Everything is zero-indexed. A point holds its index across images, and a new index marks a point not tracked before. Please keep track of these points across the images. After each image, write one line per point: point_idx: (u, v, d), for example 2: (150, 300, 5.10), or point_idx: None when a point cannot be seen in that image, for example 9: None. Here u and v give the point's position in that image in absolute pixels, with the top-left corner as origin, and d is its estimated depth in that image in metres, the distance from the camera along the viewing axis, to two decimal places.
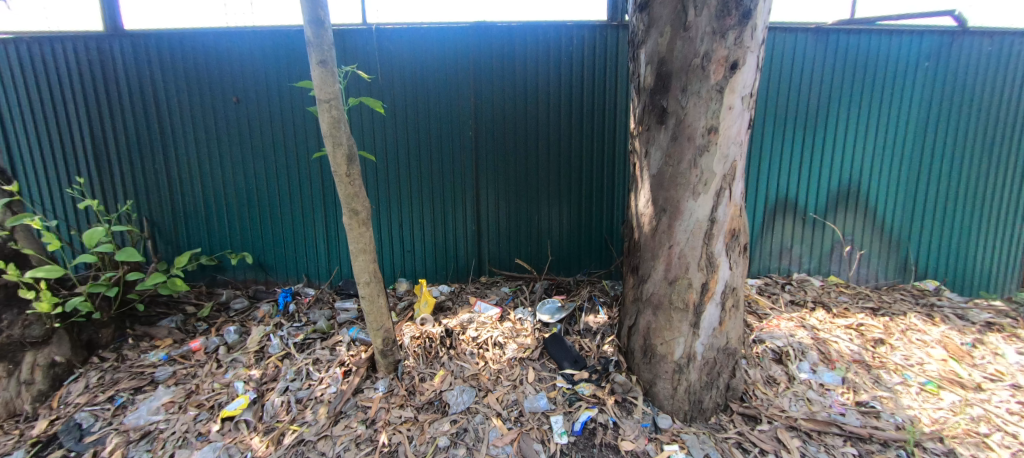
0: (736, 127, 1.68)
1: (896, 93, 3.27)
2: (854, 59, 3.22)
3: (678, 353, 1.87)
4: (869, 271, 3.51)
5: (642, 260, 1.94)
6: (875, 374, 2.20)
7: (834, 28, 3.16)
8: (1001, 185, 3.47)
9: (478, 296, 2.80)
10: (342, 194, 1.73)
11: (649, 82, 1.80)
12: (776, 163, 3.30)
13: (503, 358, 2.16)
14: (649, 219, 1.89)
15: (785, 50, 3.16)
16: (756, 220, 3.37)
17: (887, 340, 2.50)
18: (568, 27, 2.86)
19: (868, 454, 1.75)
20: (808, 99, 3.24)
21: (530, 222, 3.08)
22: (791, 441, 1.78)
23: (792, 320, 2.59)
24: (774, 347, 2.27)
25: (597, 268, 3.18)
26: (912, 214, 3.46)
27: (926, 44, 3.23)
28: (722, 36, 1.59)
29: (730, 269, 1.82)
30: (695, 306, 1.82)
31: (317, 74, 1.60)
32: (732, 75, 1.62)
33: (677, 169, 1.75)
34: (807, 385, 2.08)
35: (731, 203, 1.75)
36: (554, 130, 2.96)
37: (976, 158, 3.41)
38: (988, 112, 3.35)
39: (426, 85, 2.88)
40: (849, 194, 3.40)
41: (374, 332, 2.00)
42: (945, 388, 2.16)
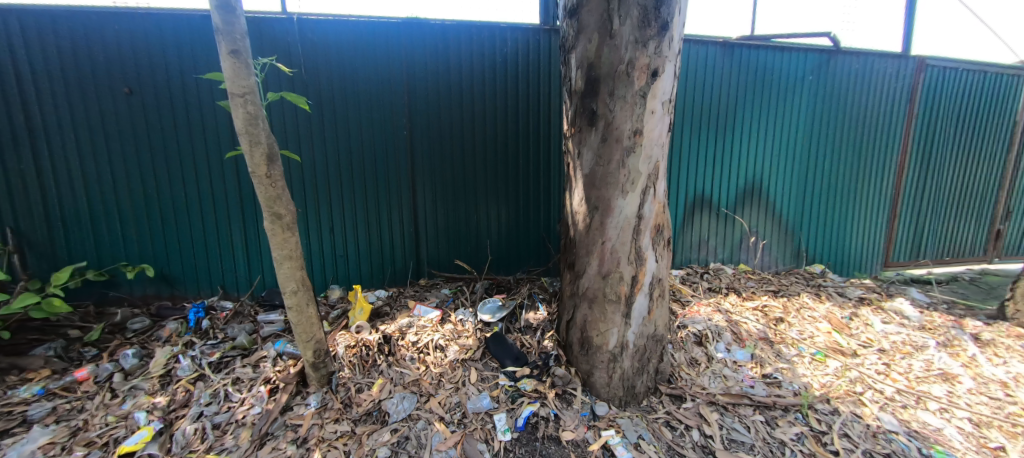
0: (658, 130, 1.81)
1: (788, 102, 3.74)
2: (755, 71, 3.61)
3: (613, 343, 1.97)
4: (770, 258, 3.98)
5: (577, 256, 2.02)
6: (777, 348, 2.49)
7: (737, 43, 3.52)
8: (867, 182, 4.12)
9: (417, 299, 2.73)
10: (261, 197, 1.59)
11: (579, 86, 1.87)
12: (693, 163, 3.60)
13: (444, 361, 2.13)
14: (583, 217, 1.97)
15: (699, 60, 3.45)
16: (678, 215, 3.65)
17: (785, 318, 2.84)
18: (501, 29, 2.89)
19: (773, 419, 1.98)
20: (719, 105, 3.58)
21: (469, 223, 3.07)
22: (711, 415, 1.96)
23: (709, 305, 2.86)
24: (695, 330, 2.48)
25: (536, 265, 3.27)
26: (803, 208, 3.98)
27: (810, 61, 3.73)
28: (644, 45, 1.71)
29: (656, 261, 1.95)
30: (626, 297, 1.93)
31: (228, 65, 1.46)
32: (653, 82, 1.74)
33: (607, 168, 1.84)
34: (723, 363, 2.30)
35: (656, 200, 1.89)
36: (491, 130, 2.97)
37: (849, 158, 4.01)
38: (856, 120, 3.94)
39: (356, 81, 2.74)
40: (753, 191, 3.81)
41: (303, 344, 1.86)
42: (830, 356, 2.51)
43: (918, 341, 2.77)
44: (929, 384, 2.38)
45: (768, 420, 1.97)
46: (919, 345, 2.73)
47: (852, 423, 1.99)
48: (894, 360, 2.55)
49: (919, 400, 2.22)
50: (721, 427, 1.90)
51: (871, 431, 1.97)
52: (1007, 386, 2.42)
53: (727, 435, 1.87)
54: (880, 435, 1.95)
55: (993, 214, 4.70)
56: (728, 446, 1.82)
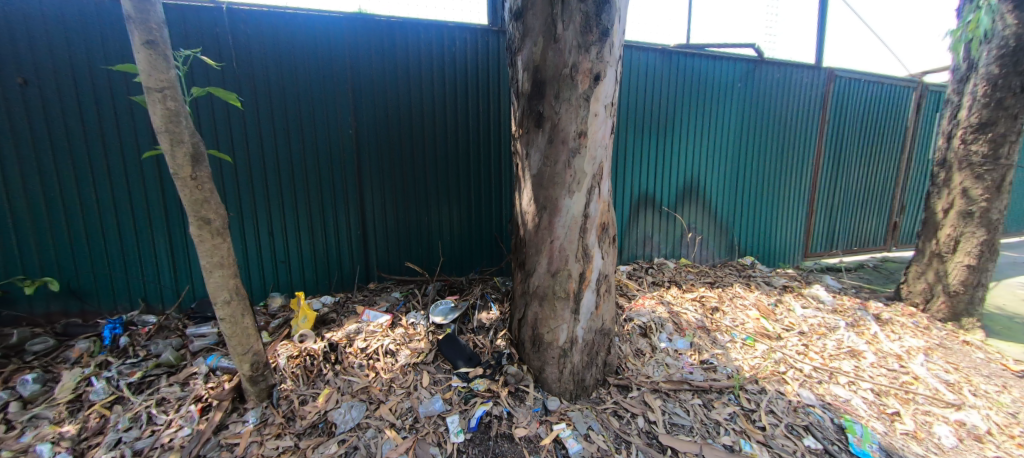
0: (601, 132, 1.89)
1: (719, 107, 4.03)
2: (691, 78, 3.85)
3: (563, 339, 2.03)
4: (707, 252, 4.27)
5: (528, 255, 2.06)
6: (713, 336, 2.68)
7: (675, 50, 3.74)
8: (788, 180, 4.53)
9: (367, 304, 2.65)
10: (186, 201, 1.47)
11: (526, 88, 1.91)
12: (637, 163, 3.78)
13: (395, 366, 2.08)
14: (532, 217, 2.01)
15: (640, 66, 3.62)
16: (624, 213, 3.81)
17: (720, 308, 3.07)
18: (450, 29, 2.86)
19: (709, 402, 2.13)
20: (659, 109, 3.78)
21: (420, 224, 3.01)
22: (655, 401, 2.07)
23: (653, 298, 3.02)
24: (640, 323, 2.61)
25: (488, 265, 3.28)
26: (734, 205, 4.30)
27: (738, 69, 4.03)
28: (586, 49, 1.77)
29: (602, 258, 2.03)
30: (575, 293, 2.00)
31: (143, 56, 1.33)
32: (596, 86, 1.81)
33: (554, 169, 1.89)
34: (665, 352, 2.44)
35: (601, 199, 1.96)
36: (440, 130, 2.93)
37: (773, 159, 4.39)
38: (779, 124, 4.33)
39: (295, 77, 2.60)
40: (691, 190, 4.07)
41: (239, 357, 1.74)
42: (759, 340, 2.74)
43: (831, 323, 3.10)
44: (840, 360, 2.67)
45: (705, 403, 2.12)
46: (831, 326, 3.05)
47: (777, 400, 2.19)
48: (812, 341, 2.83)
49: (831, 375, 2.49)
50: (663, 413, 2.01)
51: (792, 406, 2.17)
52: (901, 359, 2.77)
53: (669, 419, 1.99)
54: (800, 409, 2.16)
55: (891, 208, 5.35)
56: (671, 430, 1.93)
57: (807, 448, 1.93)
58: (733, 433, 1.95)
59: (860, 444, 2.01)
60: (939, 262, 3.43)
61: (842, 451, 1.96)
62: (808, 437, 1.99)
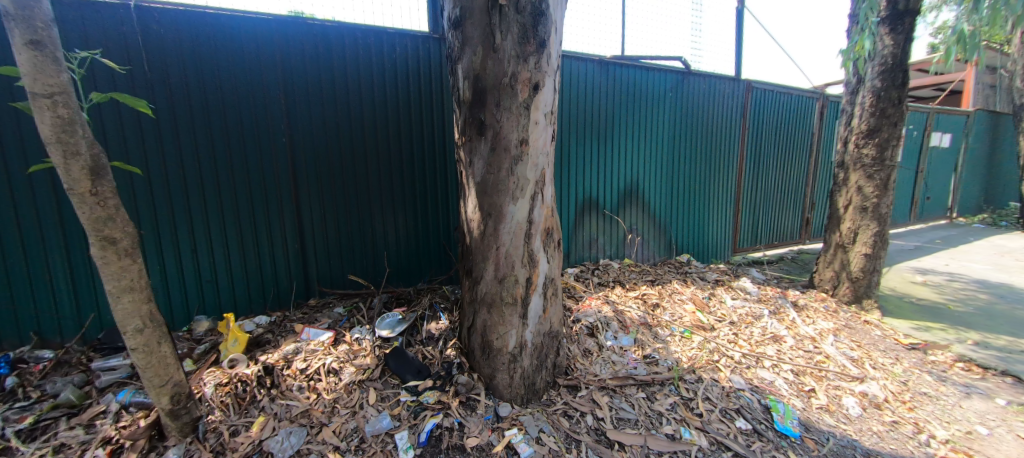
0: (542, 139, 1.94)
1: (653, 115, 4.28)
2: (627, 87, 4.06)
3: (512, 344, 2.04)
4: (648, 251, 4.51)
5: (475, 262, 2.06)
6: (654, 331, 2.83)
7: (611, 61, 3.92)
8: (716, 181, 4.91)
9: (307, 322, 2.50)
10: (85, 220, 1.31)
11: (467, 96, 1.92)
12: (580, 168, 3.91)
13: (339, 385, 1.98)
14: (477, 224, 2.01)
15: (580, 75, 3.75)
16: (570, 217, 3.91)
17: (660, 304, 3.24)
18: (389, 35, 2.81)
19: (652, 394, 2.24)
20: (599, 117, 3.95)
21: (363, 235, 2.90)
22: (602, 398, 2.14)
23: (599, 298, 3.13)
24: (587, 323, 2.69)
25: (438, 274, 3.23)
26: (670, 206, 4.58)
27: (668, 80, 4.32)
28: (524, 59, 1.81)
29: (548, 262, 2.07)
30: (522, 298, 2.02)
31: (25, 58, 1.17)
32: (536, 95, 1.86)
33: (498, 176, 1.91)
34: (611, 349, 2.53)
35: (544, 204, 2.01)
36: (383, 138, 2.86)
37: (702, 162, 4.74)
38: (706, 130, 4.68)
39: (218, 82, 2.41)
40: (631, 193, 4.29)
41: (156, 391, 1.57)
42: (695, 333, 2.93)
43: (756, 312, 3.38)
44: (765, 346, 2.92)
45: (648, 395, 2.22)
46: (757, 315, 3.33)
47: (712, 388, 2.35)
48: (740, 330, 3.08)
49: (758, 361, 2.72)
50: (611, 409, 2.09)
51: (725, 391, 2.35)
52: (815, 340, 3.09)
53: (616, 414, 2.06)
54: (732, 394, 2.33)
55: (802, 205, 5.96)
56: (618, 425, 2.01)
57: (739, 430, 2.09)
58: (674, 422, 2.06)
59: (783, 421, 2.20)
60: (843, 252, 3.88)
61: (769, 429, 2.14)
62: (739, 419, 2.16)
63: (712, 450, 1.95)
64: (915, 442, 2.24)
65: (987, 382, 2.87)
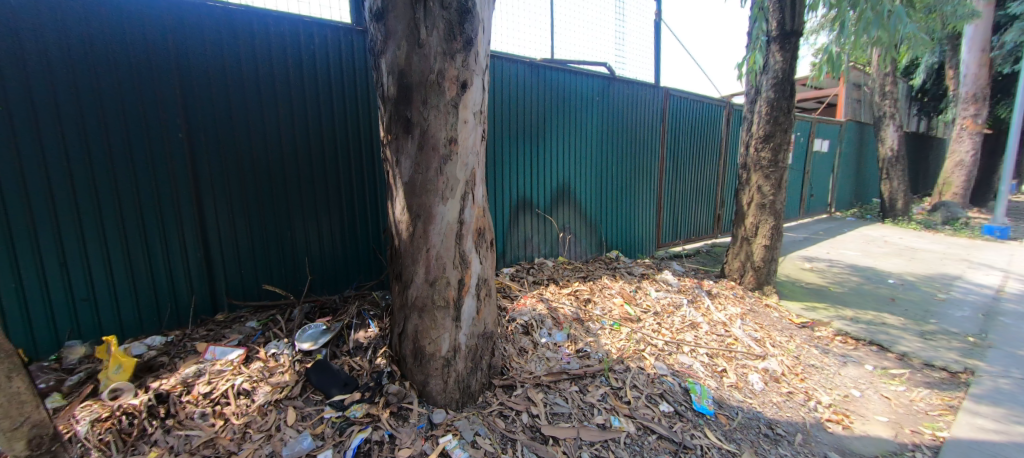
0: (471, 139, 1.91)
1: (582, 118, 4.44)
2: (557, 90, 4.17)
3: (445, 348, 1.99)
4: (580, 249, 4.67)
5: (404, 266, 1.98)
6: (586, 326, 2.93)
7: (541, 64, 4.00)
8: (640, 180, 5.22)
9: (213, 340, 2.23)
10: None
11: (392, 92, 1.83)
12: (514, 169, 3.94)
13: (251, 408, 1.79)
14: (406, 226, 1.94)
15: (511, 77, 3.78)
16: (504, 218, 3.93)
17: (591, 299, 3.38)
18: (306, 23, 2.61)
19: (584, 386, 2.31)
20: (530, 118, 4.01)
21: (280, 241, 2.67)
22: (537, 395, 2.17)
23: (534, 297, 3.17)
24: (522, 322, 2.71)
25: (367, 279, 3.07)
26: (599, 204, 4.79)
27: (595, 84, 4.50)
28: (451, 57, 1.77)
29: (480, 263, 2.05)
30: (455, 301, 1.97)
31: None
32: (464, 93, 1.83)
33: (426, 176, 1.85)
34: (545, 346, 2.58)
35: (475, 205, 1.98)
36: (301, 136, 2.65)
37: (627, 162, 5.01)
38: (630, 133, 4.96)
39: (92, 66, 2.06)
40: (562, 193, 4.41)
41: (7, 436, 1.24)
42: (623, 325, 3.08)
43: (676, 302, 3.65)
44: (684, 333, 3.16)
45: (581, 388, 2.29)
46: (677, 304, 3.60)
47: (639, 376, 2.48)
48: (663, 319, 3.31)
49: (678, 347, 2.93)
50: (545, 405, 2.12)
51: (650, 378, 2.50)
52: (726, 325, 3.41)
53: (550, 410, 2.09)
54: (656, 380, 2.48)
55: (714, 202, 6.55)
56: (552, 420, 2.04)
57: (662, 413, 2.23)
58: (604, 412, 2.14)
59: (700, 400, 2.39)
60: (747, 245, 4.32)
61: (688, 410, 2.30)
62: (663, 403, 2.30)
63: (639, 435, 2.05)
64: (806, 409, 2.55)
65: (859, 352, 3.36)
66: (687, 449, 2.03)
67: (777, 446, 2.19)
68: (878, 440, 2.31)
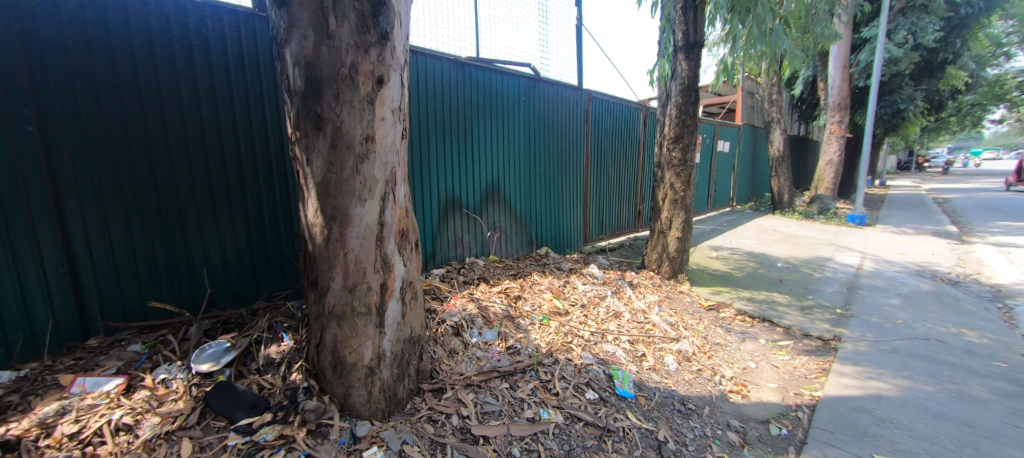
0: (390, 137, 1.84)
1: (508, 117, 4.48)
2: (483, 88, 4.16)
3: (368, 357, 1.89)
4: (510, 246, 4.73)
5: (319, 272, 1.85)
6: (516, 322, 2.97)
7: (466, 62, 3.96)
8: (565, 178, 5.40)
9: (83, 370, 1.90)
10: None
11: (299, 85, 1.70)
12: (441, 168, 3.86)
13: (134, 444, 1.55)
14: (320, 229, 1.81)
15: (436, 74, 3.70)
16: (432, 217, 3.84)
17: (521, 295, 3.43)
18: (194, 5, 2.32)
19: (514, 382, 2.34)
20: (457, 116, 3.96)
21: (171, 251, 2.33)
22: (467, 396, 2.15)
23: (464, 296, 3.14)
24: (452, 323, 2.67)
25: (280, 289, 2.82)
26: (528, 202, 4.88)
27: (521, 84, 4.57)
28: (365, 51, 1.68)
29: (404, 265, 1.98)
30: (377, 306, 1.88)
31: None
32: (380, 89, 1.75)
33: (341, 176, 1.74)
34: (476, 346, 2.57)
35: (396, 205, 1.91)
36: (194, 131, 2.35)
37: (553, 161, 5.16)
38: (554, 132, 5.10)
39: None
40: (491, 192, 4.43)
41: None
42: (552, 319, 3.17)
43: (602, 294, 3.84)
44: (608, 323, 3.35)
45: (511, 385, 2.32)
46: (602, 295, 3.80)
47: (566, 367, 2.58)
48: (590, 311, 3.47)
49: (603, 336, 3.09)
50: (476, 404, 2.11)
51: (577, 368, 2.60)
52: (645, 312, 3.66)
53: (480, 409, 2.09)
54: (583, 369, 2.59)
55: (634, 199, 7.01)
56: (483, 419, 2.03)
57: (589, 400, 2.33)
58: (534, 406, 2.19)
59: (622, 385, 2.54)
60: (663, 237, 4.68)
61: (611, 395, 2.44)
62: (589, 391, 2.41)
63: (567, 424, 2.12)
64: (712, 383, 2.83)
65: (755, 328, 3.80)
66: (611, 432, 2.14)
67: (688, 420, 2.40)
68: (770, 405, 2.64)
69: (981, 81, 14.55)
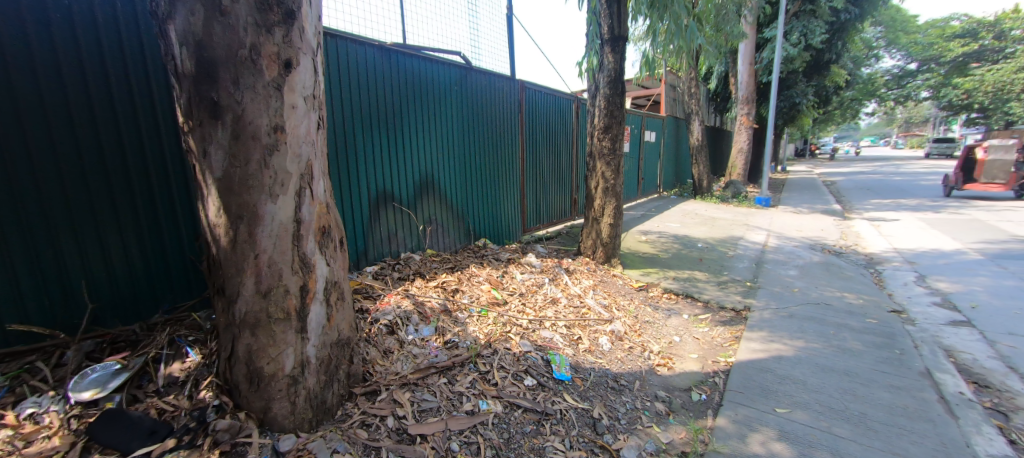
0: (303, 127, 1.69)
1: (440, 106, 4.35)
2: (412, 76, 3.99)
3: (290, 366, 1.76)
4: (447, 240, 4.64)
5: (226, 278, 1.67)
6: (454, 316, 2.93)
7: (392, 48, 3.77)
8: (501, 168, 5.39)
9: None
10: None
11: (188, 68, 1.49)
12: (370, 160, 3.66)
13: None
14: (224, 230, 1.63)
15: (359, 60, 3.49)
16: (362, 212, 3.64)
17: (459, 289, 3.39)
18: None
19: (453, 376, 2.31)
20: (385, 106, 3.77)
21: (36, 265, 1.97)
22: (403, 395, 2.08)
23: (399, 293, 3.03)
24: (386, 321, 2.57)
25: (185, 298, 2.53)
26: (463, 194, 4.81)
27: (452, 72, 4.45)
28: (268, 31, 1.52)
29: (327, 265, 1.85)
30: (297, 311, 1.75)
31: None
32: (288, 74, 1.60)
33: (246, 170, 1.57)
34: (412, 343, 2.49)
35: (314, 201, 1.77)
36: (60, 119, 1.99)
37: (488, 152, 5.12)
38: (488, 122, 5.05)
39: None
40: (425, 184, 4.29)
41: None
42: (490, 310, 3.18)
43: (539, 282, 3.92)
44: (545, 309, 3.43)
45: (450, 379, 2.28)
46: (540, 283, 3.88)
47: (505, 356, 2.59)
48: (527, 299, 3.53)
49: (540, 323, 3.16)
50: (412, 403, 2.05)
51: (516, 357, 2.63)
52: (580, 297, 3.80)
53: (417, 407, 2.04)
54: (521, 357, 2.63)
55: (570, 188, 7.20)
56: (420, 417, 1.98)
57: (527, 387, 2.37)
58: (472, 398, 2.17)
59: (559, 368, 2.61)
60: (596, 224, 4.87)
61: (549, 379, 2.50)
62: (527, 378, 2.45)
63: (505, 413, 2.14)
64: (642, 358, 3.02)
65: (679, 304, 4.11)
66: (549, 416, 2.19)
67: (621, 395, 2.53)
68: (691, 373, 2.87)
69: (857, 79, 16.83)
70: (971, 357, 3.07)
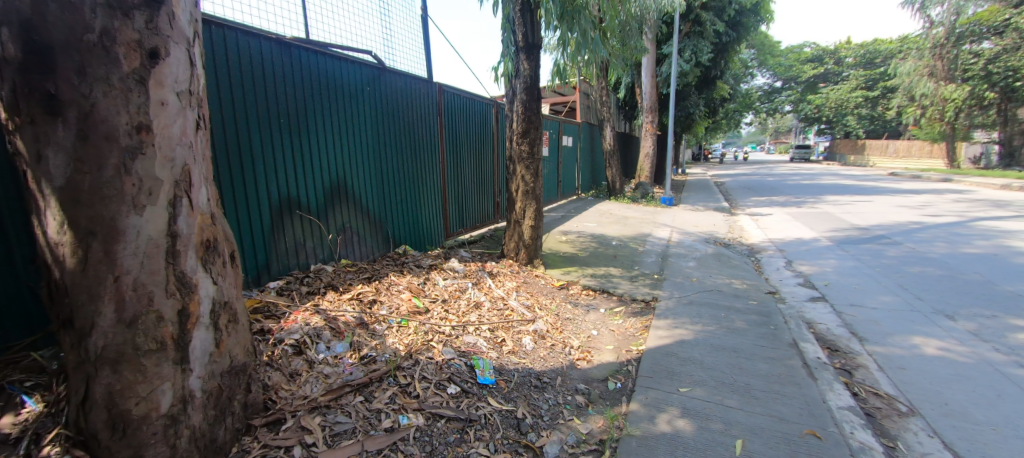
0: (176, 127, 1.47)
1: (351, 108, 4.11)
2: (319, 75, 3.72)
3: (167, 404, 1.51)
4: (364, 248, 4.39)
5: (76, 306, 1.38)
6: (371, 329, 2.76)
7: (294, 44, 3.48)
8: (421, 172, 5.26)
9: None
10: None
11: (11, 52, 1.21)
12: (270, 164, 3.33)
13: None
14: (70, 250, 1.34)
15: (253, 54, 3.16)
16: (262, 222, 3.30)
17: (377, 300, 3.21)
18: None
19: (370, 393, 2.17)
20: (287, 105, 3.45)
21: None
22: (313, 420, 1.91)
23: (308, 310, 2.77)
24: (292, 342, 2.35)
25: (20, 336, 2.07)
26: (381, 199, 4.60)
27: (364, 72, 4.24)
28: (126, 15, 1.30)
29: (214, 283, 1.64)
30: (175, 339, 1.51)
31: None
32: (154, 65, 1.38)
33: (99, 177, 1.32)
34: (323, 362, 2.30)
35: (193, 211, 1.55)
36: None
37: (407, 156, 4.96)
38: (406, 124, 4.89)
39: None
40: (337, 190, 4.02)
41: None
42: (411, 319, 3.05)
43: (462, 286, 3.88)
44: (469, 314, 3.39)
45: (366, 397, 2.14)
46: (462, 289, 3.84)
47: (427, 366, 2.51)
48: (450, 306, 3.47)
49: (463, 329, 3.12)
50: (323, 428, 1.89)
51: (439, 365, 2.56)
52: (504, 299, 3.83)
53: (330, 432, 1.88)
54: (444, 365, 2.56)
55: (492, 192, 7.25)
56: (332, 442, 1.84)
57: (450, 395, 2.31)
58: (392, 414, 2.06)
59: (483, 373, 2.60)
60: (517, 226, 4.96)
61: (473, 384, 2.47)
62: (450, 386, 2.39)
63: (427, 425, 2.07)
64: (563, 354, 3.12)
65: (596, 299, 4.35)
66: (472, 422, 2.17)
67: (543, 392, 2.59)
68: (607, 364, 3.04)
69: (737, 93, 19.35)
70: (825, 326, 3.68)
